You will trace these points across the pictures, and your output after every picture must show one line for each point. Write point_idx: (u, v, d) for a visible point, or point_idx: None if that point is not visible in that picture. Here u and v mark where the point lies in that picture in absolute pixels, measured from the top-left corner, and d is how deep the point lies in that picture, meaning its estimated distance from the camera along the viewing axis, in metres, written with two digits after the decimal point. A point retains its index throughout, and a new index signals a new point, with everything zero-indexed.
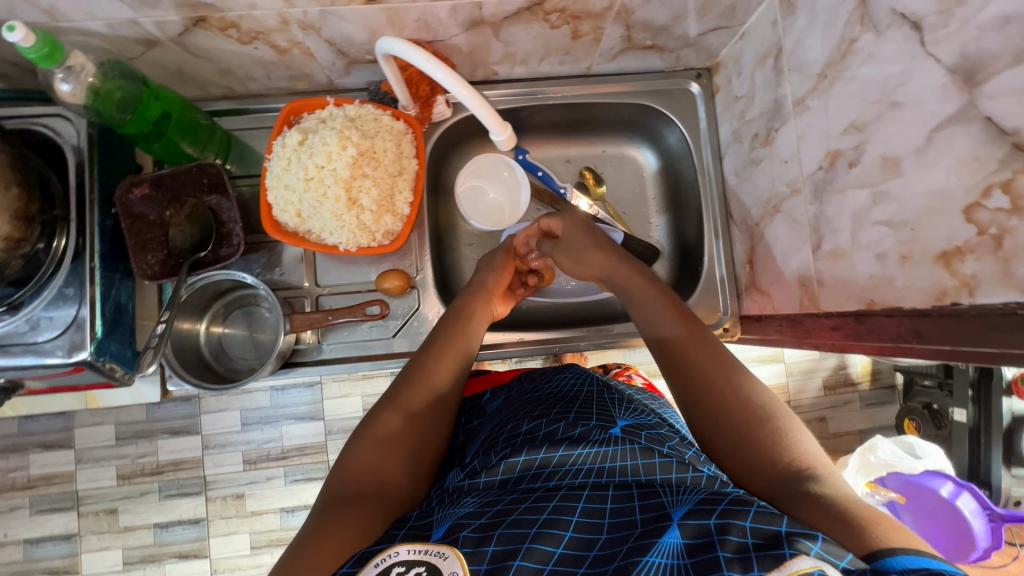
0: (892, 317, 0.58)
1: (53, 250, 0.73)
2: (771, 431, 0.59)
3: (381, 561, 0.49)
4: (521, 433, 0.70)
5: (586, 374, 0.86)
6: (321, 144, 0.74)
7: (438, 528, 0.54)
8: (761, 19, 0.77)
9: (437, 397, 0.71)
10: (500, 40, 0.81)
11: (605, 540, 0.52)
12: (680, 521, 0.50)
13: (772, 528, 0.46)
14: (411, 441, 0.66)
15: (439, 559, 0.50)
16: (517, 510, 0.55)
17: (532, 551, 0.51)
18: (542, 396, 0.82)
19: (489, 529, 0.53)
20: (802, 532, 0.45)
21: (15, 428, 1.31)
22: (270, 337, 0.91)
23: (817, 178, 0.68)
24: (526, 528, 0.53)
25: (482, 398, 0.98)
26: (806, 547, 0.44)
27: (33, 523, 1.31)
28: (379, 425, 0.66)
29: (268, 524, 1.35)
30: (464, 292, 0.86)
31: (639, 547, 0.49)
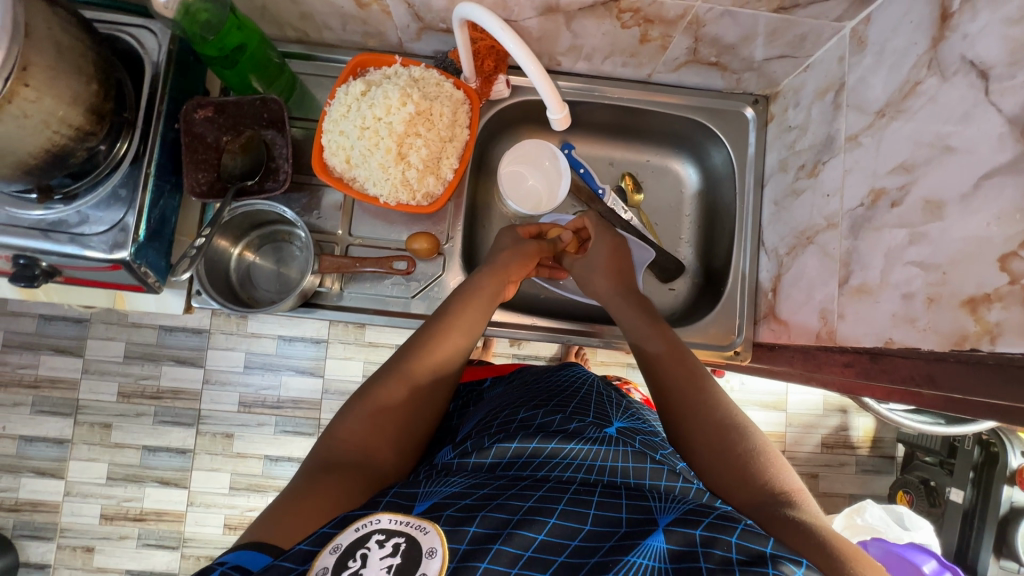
0: (908, 359, 0.59)
1: (114, 152, 0.78)
2: (747, 450, 0.62)
3: (362, 526, 0.48)
4: (517, 420, 0.71)
5: (586, 375, 0.88)
6: (383, 96, 0.77)
7: (421, 502, 0.53)
8: (828, 54, 0.78)
9: (438, 375, 0.73)
10: (570, 31, 0.83)
11: (588, 531, 0.51)
12: (666, 527, 0.50)
13: (756, 547, 0.48)
14: (398, 415, 0.68)
15: (419, 533, 0.49)
16: (502, 495, 0.54)
17: (514, 536, 0.49)
18: (542, 386, 0.82)
19: (473, 510, 0.52)
20: (788, 555, 0.47)
21: (32, 328, 1.35)
22: (296, 275, 0.94)
23: (856, 214, 0.68)
24: (509, 514, 0.51)
25: (481, 386, 0.98)
26: (790, 570, 0.45)
27: (31, 421, 1.35)
28: (376, 397, 0.68)
29: (250, 468, 1.38)
30: (483, 269, 0.85)
31: (619, 547, 0.49)
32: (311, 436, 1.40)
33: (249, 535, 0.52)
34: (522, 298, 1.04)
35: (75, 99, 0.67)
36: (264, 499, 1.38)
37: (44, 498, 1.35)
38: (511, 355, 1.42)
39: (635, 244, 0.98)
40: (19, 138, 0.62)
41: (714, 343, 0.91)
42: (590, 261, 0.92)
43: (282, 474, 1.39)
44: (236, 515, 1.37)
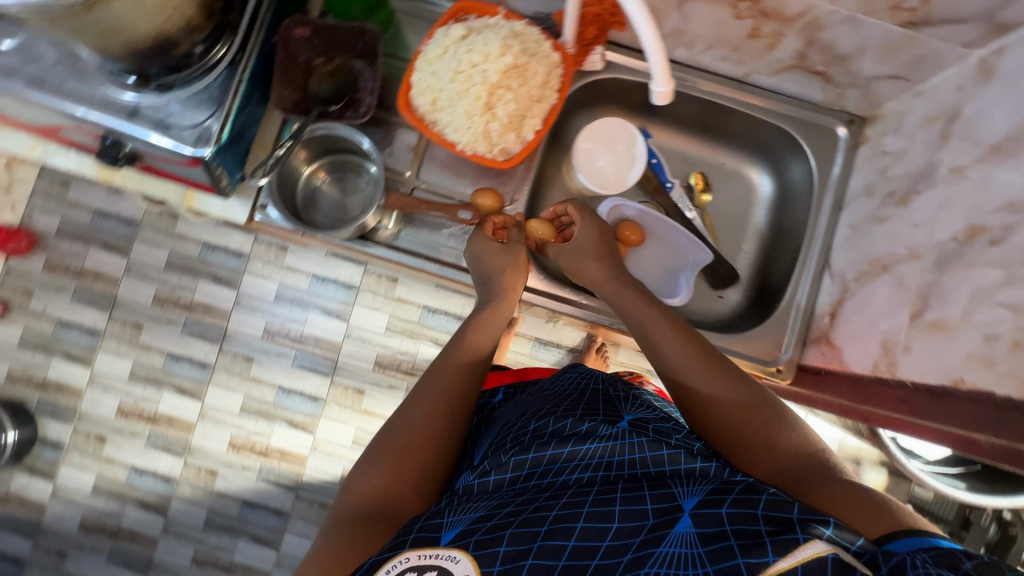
0: (975, 403, 0.58)
1: (208, 56, 0.78)
2: (763, 423, 0.63)
3: (391, 568, 0.53)
4: (530, 430, 0.69)
5: (590, 372, 0.84)
6: (482, 44, 0.77)
7: (448, 531, 0.56)
8: (946, 82, 0.74)
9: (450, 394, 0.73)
10: (679, 13, 0.81)
11: (617, 529, 0.52)
12: (692, 512, 0.50)
13: (785, 514, 0.47)
14: (417, 449, 0.68)
15: (451, 562, 0.53)
16: (527, 509, 0.56)
17: (544, 548, 0.52)
18: (552, 393, 0.80)
19: (500, 528, 0.54)
20: (815, 517, 0.46)
21: (86, 221, 1.41)
22: (357, 207, 0.95)
23: (946, 248, 0.65)
24: (536, 527, 0.53)
25: (492, 400, 0.96)
26: (819, 532, 0.44)
27: (70, 308, 1.40)
28: (390, 437, 0.68)
29: (263, 395, 1.41)
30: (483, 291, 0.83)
31: (651, 538, 0.50)
32: (326, 376, 1.42)
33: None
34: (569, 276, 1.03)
35: None
36: (271, 426, 1.41)
37: (69, 382, 1.40)
38: (531, 338, 1.41)
39: (694, 242, 0.98)
40: (131, 18, 0.63)
41: (756, 357, 0.88)
42: (578, 247, 0.85)
43: (292, 407, 1.43)
44: (242, 436, 1.41)
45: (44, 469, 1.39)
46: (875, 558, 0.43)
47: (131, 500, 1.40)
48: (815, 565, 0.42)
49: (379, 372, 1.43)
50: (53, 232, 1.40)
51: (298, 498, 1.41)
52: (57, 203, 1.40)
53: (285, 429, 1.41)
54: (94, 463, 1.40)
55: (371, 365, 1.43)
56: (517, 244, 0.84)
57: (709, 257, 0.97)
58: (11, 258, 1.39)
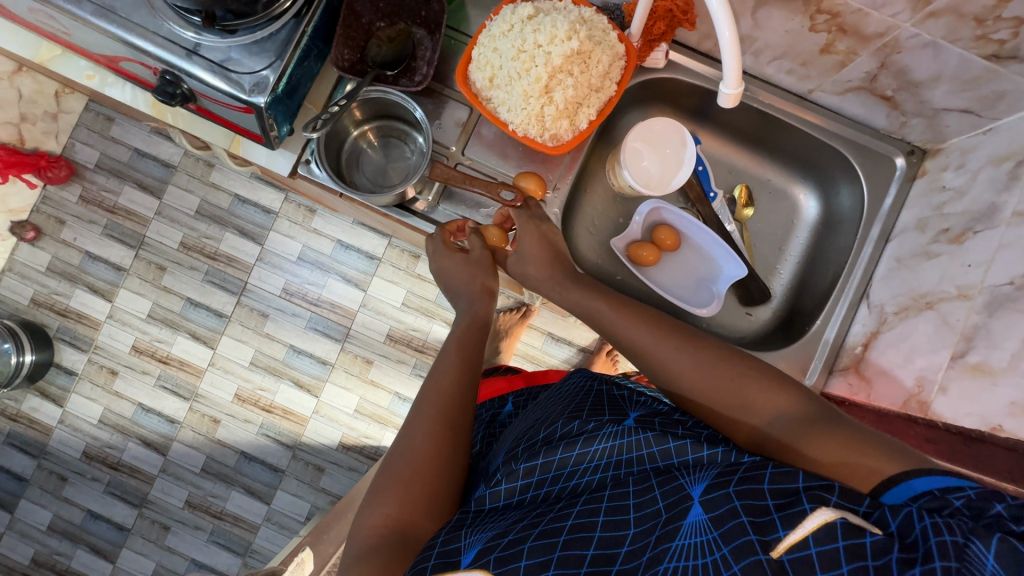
0: (1006, 452, 0.56)
1: (275, 6, 0.77)
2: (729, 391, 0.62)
3: None
4: (539, 440, 0.68)
5: (594, 375, 0.82)
6: (550, 25, 0.76)
7: (467, 553, 0.56)
8: (1022, 122, 0.72)
9: (449, 404, 0.72)
10: (753, 19, 0.79)
11: (634, 534, 0.51)
12: (701, 498, 0.50)
13: (790, 486, 0.47)
14: (424, 471, 0.67)
15: None
16: (543, 521, 0.55)
17: (564, 559, 0.51)
18: (558, 401, 0.79)
19: (519, 542, 0.54)
20: (819, 484, 0.47)
21: (125, 158, 1.43)
22: (398, 176, 0.95)
23: (999, 292, 0.63)
24: (554, 537, 0.53)
25: (504, 410, 0.96)
26: (826, 499, 0.46)
27: (99, 241, 1.42)
28: (395, 465, 0.68)
29: (274, 352, 1.43)
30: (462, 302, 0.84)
31: (665, 532, 0.49)
32: (337, 342, 1.43)
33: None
34: (598, 273, 1.02)
35: None
36: (277, 384, 1.43)
37: (89, 313, 1.43)
38: (544, 334, 1.41)
39: (731, 256, 0.96)
40: None
41: None
42: (521, 254, 0.82)
43: (300, 367, 1.44)
44: (248, 389, 1.43)
45: (56, 394, 1.43)
46: (884, 516, 0.45)
47: (134, 436, 1.43)
48: (826, 530, 0.43)
49: (389, 345, 1.44)
50: (92, 165, 1.42)
51: (294, 458, 1.43)
52: (98, 138, 1.43)
53: (290, 389, 1.43)
54: (103, 395, 1.43)
55: (382, 337, 1.43)
56: (475, 252, 0.84)
57: (743, 271, 0.95)
58: (49, 185, 1.42)
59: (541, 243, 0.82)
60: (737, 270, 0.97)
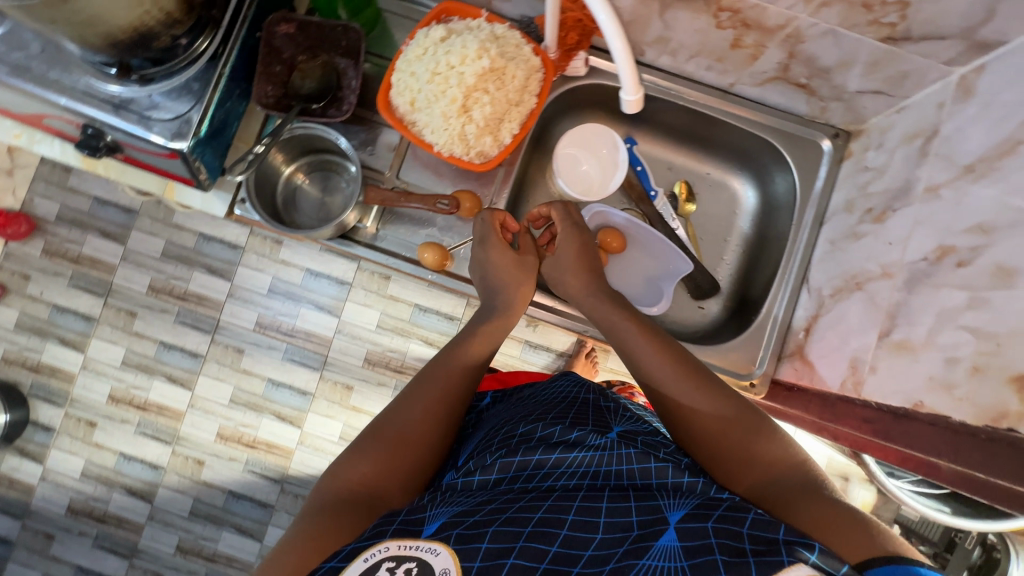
0: (935, 426, 0.57)
1: (193, 48, 0.79)
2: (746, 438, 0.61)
3: (369, 557, 0.49)
4: (517, 435, 0.67)
5: (581, 381, 0.82)
6: (460, 46, 0.77)
7: (430, 525, 0.53)
8: (928, 99, 0.73)
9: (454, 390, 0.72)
10: (662, 21, 0.80)
11: (600, 539, 0.50)
12: (677, 525, 0.49)
13: (769, 534, 0.45)
14: (416, 443, 0.66)
15: (430, 556, 0.50)
16: (512, 508, 0.54)
17: (526, 550, 0.50)
18: (541, 401, 0.78)
19: (484, 525, 0.52)
20: (801, 541, 0.44)
21: (85, 208, 1.41)
22: (338, 205, 0.96)
23: (917, 268, 0.64)
24: (520, 527, 0.51)
25: (481, 403, 0.93)
26: (805, 556, 0.42)
27: (66, 293, 1.41)
28: (381, 432, 0.66)
29: (252, 387, 1.42)
30: (495, 293, 0.82)
31: (633, 549, 0.48)
32: (315, 370, 1.43)
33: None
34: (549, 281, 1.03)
35: None
36: (258, 418, 1.42)
37: (62, 366, 1.41)
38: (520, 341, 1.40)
39: (674, 252, 0.97)
40: (111, 10, 0.64)
41: (732, 370, 0.88)
42: (559, 262, 0.83)
43: (280, 400, 1.43)
44: (230, 426, 1.41)
45: (35, 451, 1.41)
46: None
47: (119, 486, 1.41)
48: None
49: (367, 368, 1.43)
50: (53, 218, 1.41)
51: (283, 491, 1.42)
52: (57, 189, 1.41)
53: (273, 422, 1.41)
54: (84, 447, 1.41)
55: (360, 361, 1.43)
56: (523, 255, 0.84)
57: (688, 265, 0.96)
58: (10, 242, 1.40)
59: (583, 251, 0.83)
60: (683, 266, 0.98)
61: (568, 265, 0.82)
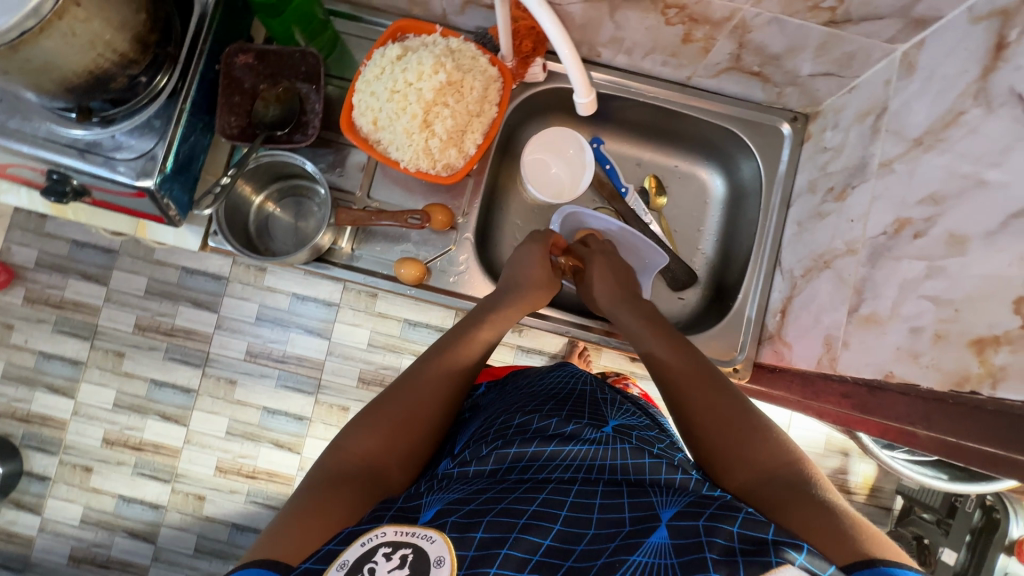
0: (906, 396, 0.57)
1: (153, 86, 0.79)
2: (750, 435, 0.61)
3: (367, 540, 0.49)
4: (513, 425, 0.67)
5: (577, 374, 0.83)
6: (416, 63, 0.78)
7: (426, 512, 0.53)
8: (876, 77, 0.75)
9: (454, 375, 0.73)
10: (613, 21, 0.81)
11: (592, 535, 0.50)
12: (669, 522, 0.49)
13: (759, 534, 0.46)
14: (415, 424, 0.67)
15: (426, 542, 0.49)
16: (506, 499, 0.54)
17: (520, 540, 0.49)
18: (537, 392, 0.78)
19: (478, 515, 0.52)
20: (789, 541, 0.45)
21: (64, 252, 1.40)
22: (312, 229, 0.96)
23: (878, 243, 0.66)
24: (514, 518, 0.51)
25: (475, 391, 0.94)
26: (793, 557, 0.43)
27: (51, 339, 1.40)
28: (386, 408, 0.67)
29: (248, 417, 1.41)
30: (507, 290, 0.86)
31: (624, 546, 0.48)
32: (310, 395, 1.42)
33: (253, 552, 0.50)
34: None
35: (123, 25, 0.68)
36: (257, 448, 1.41)
37: (53, 414, 1.40)
38: (514, 345, 1.37)
39: (649, 246, 0.97)
40: (65, 55, 0.64)
41: (715, 357, 0.89)
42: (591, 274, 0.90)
43: (277, 428, 1.42)
44: (229, 459, 1.40)
45: (31, 502, 1.39)
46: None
47: (120, 529, 1.40)
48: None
49: (362, 388, 1.43)
50: (32, 265, 1.40)
51: None
52: (33, 236, 1.40)
53: (271, 451, 1.40)
54: (81, 493, 1.39)
55: (354, 382, 1.42)
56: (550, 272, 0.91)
57: (665, 259, 0.97)
58: None
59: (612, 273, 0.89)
60: (660, 259, 0.98)
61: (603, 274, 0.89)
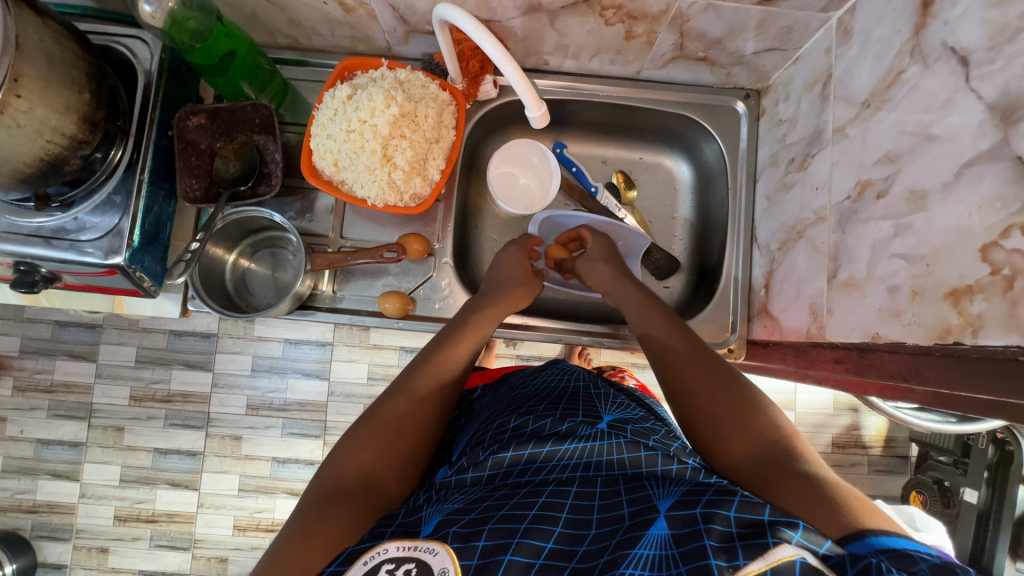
0: (895, 353, 0.57)
1: (109, 160, 0.79)
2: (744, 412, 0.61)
3: (369, 558, 0.48)
4: (508, 429, 0.66)
5: (571, 370, 0.82)
6: (367, 100, 0.78)
7: (427, 525, 0.53)
8: (816, 46, 0.77)
9: (442, 384, 0.72)
10: (554, 30, 0.82)
11: (593, 535, 0.51)
12: (667, 513, 0.49)
13: (755, 517, 0.46)
14: (408, 431, 0.66)
15: (428, 556, 0.49)
16: (507, 505, 0.54)
17: (522, 545, 0.50)
18: (529, 392, 0.78)
19: (477, 524, 0.52)
20: (785, 521, 0.45)
21: (47, 334, 1.38)
22: (291, 278, 0.96)
23: (844, 207, 0.67)
24: (515, 523, 0.51)
25: (472, 395, 0.95)
26: (789, 536, 0.44)
27: (48, 425, 1.37)
28: (379, 416, 0.66)
29: (258, 470, 1.38)
30: (489, 289, 0.86)
31: (625, 541, 0.48)
32: (318, 438, 1.40)
33: None
34: None
35: (68, 108, 0.67)
36: (272, 501, 1.38)
37: (60, 500, 1.37)
38: (513, 355, 1.36)
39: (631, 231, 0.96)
40: (11, 147, 0.63)
41: (708, 341, 0.90)
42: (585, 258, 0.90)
43: (290, 476, 1.40)
44: (245, 516, 1.38)
45: None
46: (842, 561, 0.42)
47: None
48: (784, 569, 0.41)
49: None
50: (18, 353, 1.37)
51: None
52: (14, 324, 1.37)
53: (288, 500, 1.38)
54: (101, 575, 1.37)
55: None
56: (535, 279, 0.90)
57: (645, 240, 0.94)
58: None
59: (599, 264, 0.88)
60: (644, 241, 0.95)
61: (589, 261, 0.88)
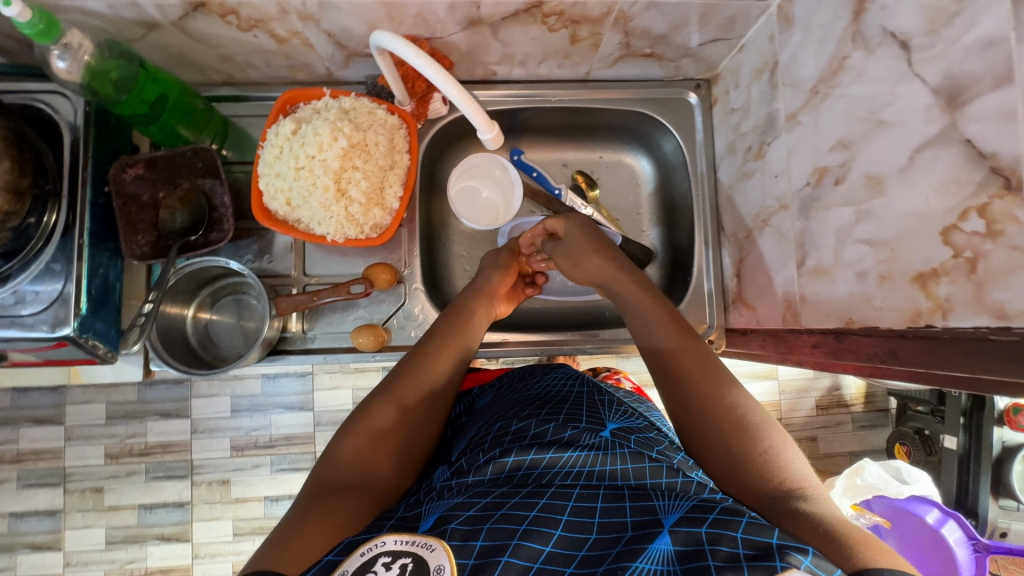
0: (869, 337, 0.58)
1: (43, 225, 0.73)
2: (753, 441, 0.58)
3: (368, 549, 0.46)
4: (509, 432, 0.65)
5: (576, 374, 0.80)
6: (313, 133, 0.75)
7: (427, 520, 0.51)
8: (759, 33, 0.77)
9: (432, 392, 0.70)
10: (499, 40, 0.80)
11: (595, 540, 0.50)
12: (670, 528, 0.49)
13: (763, 539, 0.45)
14: (399, 438, 0.64)
15: (427, 550, 0.46)
16: (507, 503, 0.52)
17: (521, 548, 0.48)
18: (527, 398, 0.76)
19: (479, 521, 0.50)
20: (793, 545, 0.44)
21: (7, 402, 1.30)
22: (257, 325, 0.93)
23: (805, 194, 0.67)
24: (515, 524, 0.50)
25: (471, 393, 0.93)
26: (797, 561, 0.43)
27: (19, 496, 1.30)
28: (369, 418, 0.64)
29: (251, 512, 1.33)
30: (466, 290, 0.84)
31: (628, 552, 0.48)
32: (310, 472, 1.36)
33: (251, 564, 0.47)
34: None
35: None
36: None
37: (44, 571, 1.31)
38: (499, 362, 1.35)
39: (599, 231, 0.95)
40: None
41: None
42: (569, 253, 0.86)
43: None
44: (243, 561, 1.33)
45: None
46: None
47: None
48: None
49: None
50: None
51: None
52: None
53: None
54: None
55: None
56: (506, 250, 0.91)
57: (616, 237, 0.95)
58: None
59: (577, 265, 0.85)
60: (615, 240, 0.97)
61: (576, 252, 0.85)
